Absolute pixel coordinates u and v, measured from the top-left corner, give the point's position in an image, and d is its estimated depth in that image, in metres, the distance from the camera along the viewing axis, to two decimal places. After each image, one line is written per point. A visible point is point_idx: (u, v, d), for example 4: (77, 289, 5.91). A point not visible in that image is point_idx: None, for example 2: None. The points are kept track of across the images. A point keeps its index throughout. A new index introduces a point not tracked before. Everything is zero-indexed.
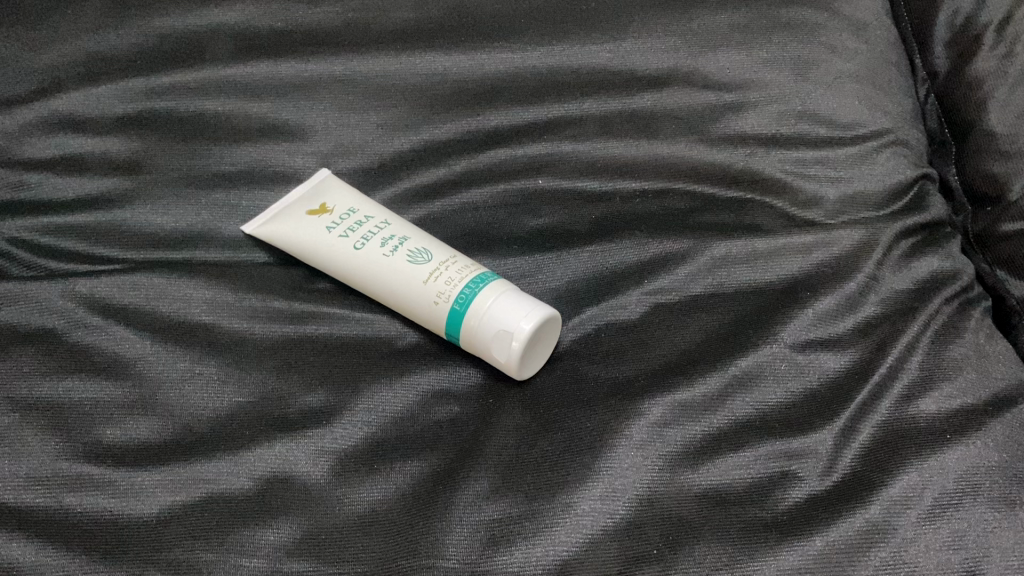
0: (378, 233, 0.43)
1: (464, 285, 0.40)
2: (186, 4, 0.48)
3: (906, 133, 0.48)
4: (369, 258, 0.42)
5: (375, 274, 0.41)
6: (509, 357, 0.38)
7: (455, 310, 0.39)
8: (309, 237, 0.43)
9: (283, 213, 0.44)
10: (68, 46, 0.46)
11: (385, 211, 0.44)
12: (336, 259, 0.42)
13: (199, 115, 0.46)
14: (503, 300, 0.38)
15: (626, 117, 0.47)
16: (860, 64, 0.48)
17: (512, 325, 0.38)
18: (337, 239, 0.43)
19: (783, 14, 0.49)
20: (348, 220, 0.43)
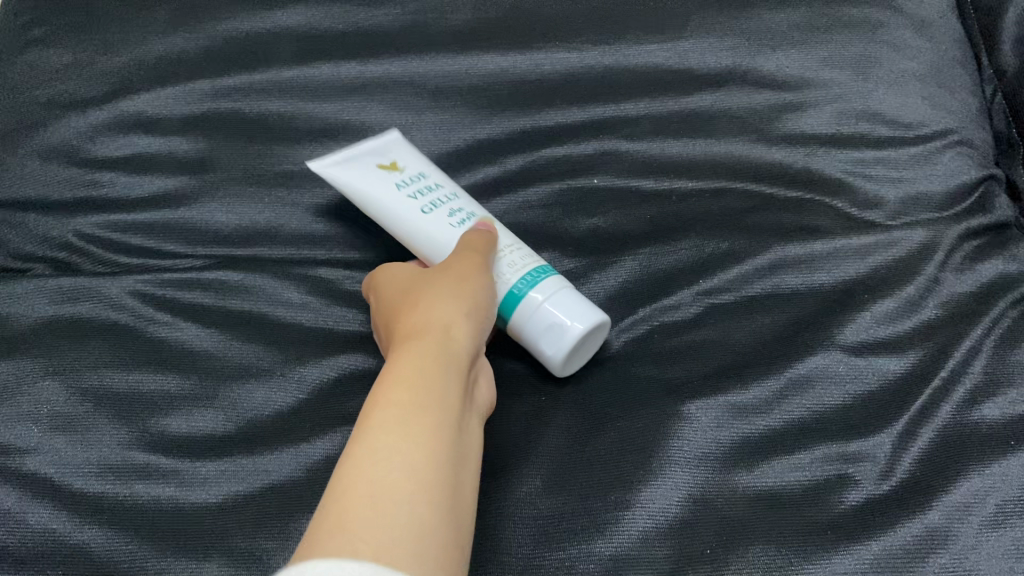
0: (446, 203, 0.43)
1: (525, 274, 0.40)
2: (251, 10, 0.49)
3: (973, 131, 0.46)
4: (434, 223, 0.42)
5: (437, 240, 0.42)
6: (555, 353, 0.38)
7: (514, 291, 0.39)
8: (373, 190, 0.43)
9: (351, 162, 0.44)
10: (140, 49, 0.48)
11: (452, 184, 0.45)
12: (398, 218, 0.42)
13: (263, 116, 0.48)
14: (561, 298, 0.39)
15: (682, 117, 0.47)
16: (924, 63, 0.48)
17: (563, 325, 0.38)
18: (404, 199, 0.43)
19: (843, 12, 0.48)
20: (416, 184, 0.43)
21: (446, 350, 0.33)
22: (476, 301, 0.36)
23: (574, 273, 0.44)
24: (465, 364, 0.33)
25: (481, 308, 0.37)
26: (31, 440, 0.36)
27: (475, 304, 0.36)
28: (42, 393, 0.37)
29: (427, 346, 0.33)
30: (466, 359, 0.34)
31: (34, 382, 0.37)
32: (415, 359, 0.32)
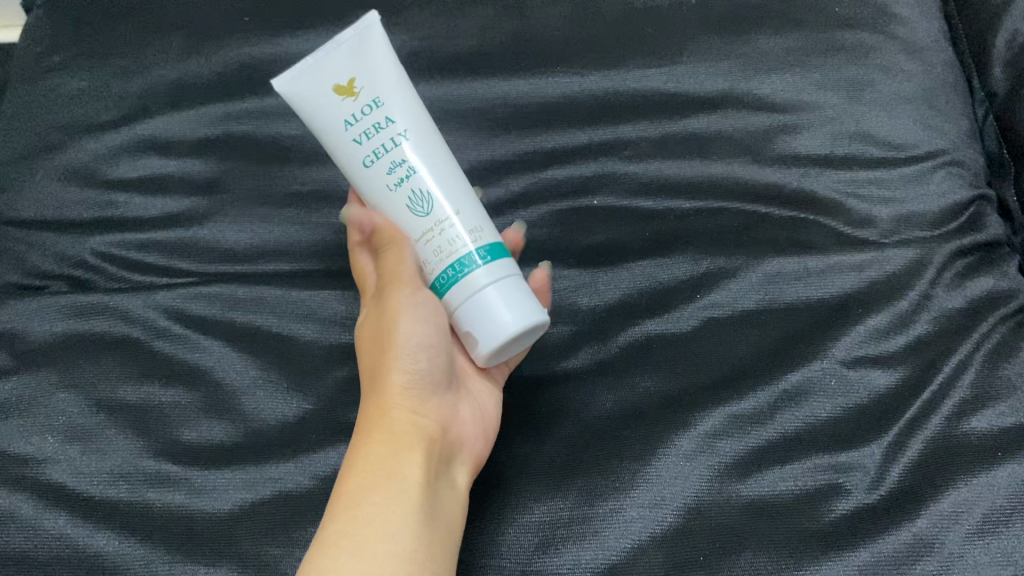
0: (388, 148, 0.38)
1: (452, 261, 0.37)
2: (264, 35, 0.52)
3: (964, 151, 0.48)
4: (371, 179, 0.38)
5: (373, 196, 0.38)
6: (479, 353, 0.36)
7: (449, 278, 0.37)
8: (320, 121, 0.38)
9: (305, 85, 0.38)
10: (155, 74, 0.51)
11: (409, 112, 0.38)
12: (346, 163, 0.38)
13: (273, 138, 0.49)
14: (495, 292, 0.36)
15: (681, 138, 0.48)
16: (916, 85, 0.49)
17: (488, 327, 0.36)
18: (352, 143, 0.38)
19: (834, 37, 0.50)
20: (364, 119, 0.37)
21: (396, 430, 0.35)
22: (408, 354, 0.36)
23: (574, 286, 0.44)
24: (421, 443, 0.35)
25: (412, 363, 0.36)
26: (49, 449, 0.37)
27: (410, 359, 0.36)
28: (58, 405, 0.38)
29: (376, 435, 0.34)
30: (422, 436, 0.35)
31: (51, 394, 0.39)
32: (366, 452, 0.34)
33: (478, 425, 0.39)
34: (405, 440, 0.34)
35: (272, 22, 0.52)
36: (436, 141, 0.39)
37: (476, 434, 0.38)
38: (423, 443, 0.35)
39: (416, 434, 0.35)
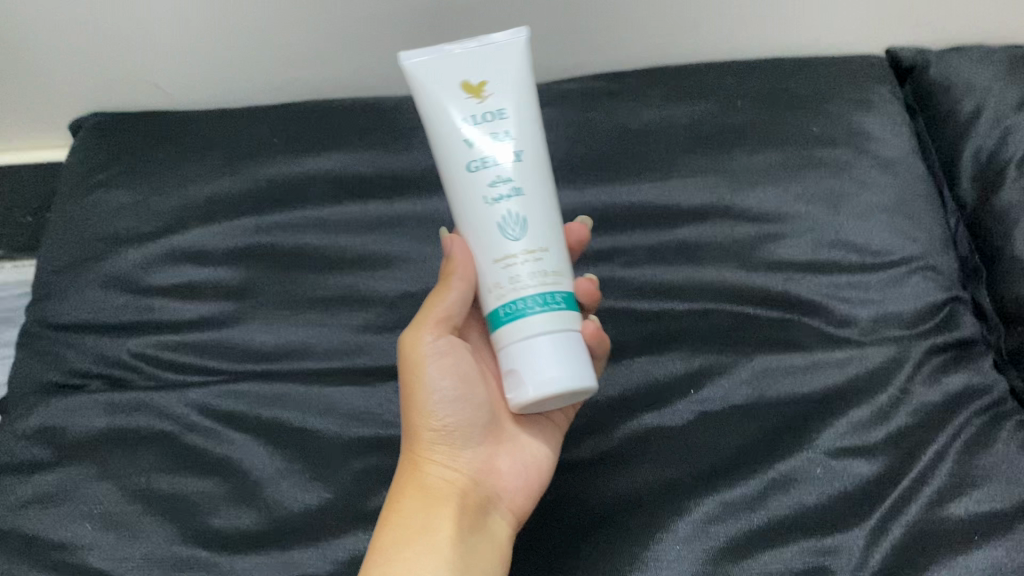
0: (497, 159, 0.38)
1: (528, 295, 0.37)
2: (291, 155, 0.57)
3: (937, 257, 0.51)
4: (468, 184, 0.38)
5: (467, 202, 0.38)
6: (515, 397, 0.36)
7: (508, 313, 0.37)
8: (439, 112, 0.39)
9: (434, 72, 0.38)
10: (191, 191, 0.56)
11: (526, 131, 0.39)
12: (448, 157, 0.39)
13: (298, 248, 0.53)
14: (549, 345, 0.36)
15: (674, 246, 0.52)
16: (890, 197, 0.53)
17: (532, 377, 0.36)
18: (462, 142, 0.38)
19: (812, 153, 0.55)
20: (483, 122, 0.38)
21: (423, 489, 0.39)
22: (432, 414, 0.40)
23: None
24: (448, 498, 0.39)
25: (441, 420, 0.40)
26: (88, 536, 0.41)
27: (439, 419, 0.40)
28: (96, 496, 0.42)
29: (410, 494, 0.39)
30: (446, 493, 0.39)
31: (90, 484, 0.43)
32: (396, 516, 0.39)
33: (521, 472, 0.42)
34: (429, 501, 0.39)
35: (299, 142, 0.57)
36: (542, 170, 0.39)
37: (517, 482, 0.42)
38: (449, 500, 0.39)
39: (441, 491, 0.39)
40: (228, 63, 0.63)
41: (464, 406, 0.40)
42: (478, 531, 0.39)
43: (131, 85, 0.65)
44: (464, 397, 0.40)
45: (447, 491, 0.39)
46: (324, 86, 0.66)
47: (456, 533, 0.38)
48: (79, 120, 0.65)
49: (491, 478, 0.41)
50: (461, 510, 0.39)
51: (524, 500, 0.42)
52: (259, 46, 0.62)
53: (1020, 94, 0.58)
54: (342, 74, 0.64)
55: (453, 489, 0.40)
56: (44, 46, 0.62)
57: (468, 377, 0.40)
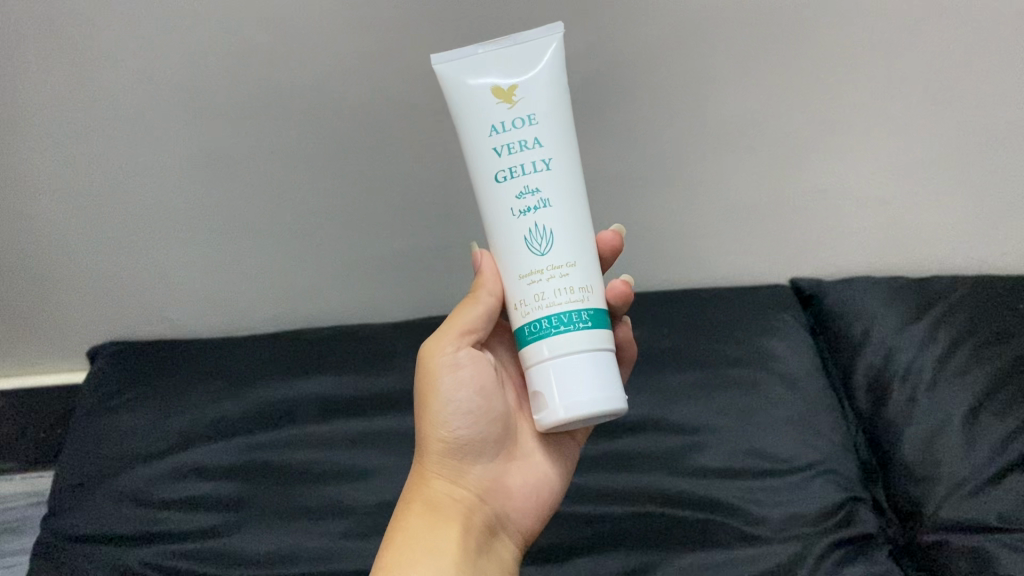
0: (525, 169, 0.41)
1: (552, 314, 0.40)
2: (286, 381, 0.67)
3: (838, 462, 0.60)
4: (498, 195, 0.41)
5: (496, 209, 0.42)
6: (546, 413, 0.39)
7: (543, 329, 0.40)
8: (472, 112, 0.41)
9: (471, 70, 0.41)
10: (197, 412, 0.65)
11: (555, 136, 0.41)
12: (479, 166, 0.42)
13: (288, 463, 0.61)
14: (584, 364, 0.39)
15: (612, 456, 0.61)
16: (795, 410, 0.63)
17: (558, 397, 0.39)
18: (492, 151, 0.41)
19: (725, 374, 0.66)
20: (512, 127, 0.41)
21: (433, 494, 0.46)
22: (449, 428, 0.46)
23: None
24: (457, 503, 0.46)
25: (455, 430, 0.46)
26: None
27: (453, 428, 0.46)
28: None
29: (421, 498, 0.45)
30: (454, 497, 0.46)
31: None
32: (407, 523, 0.44)
33: (519, 490, 0.49)
34: (439, 505, 0.45)
35: (291, 371, 0.68)
36: (572, 178, 0.42)
37: (515, 499, 0.49)
38: (456, 506, 0.45)
39: (450, 501, 0.46)
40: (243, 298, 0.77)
41: (478, 422, 0.47)
42: (482, 536, 0.45)
43: (154, 313, 0.78)
44: (478, 414, 0.47)
45: (454, 501, 0.46)
46: (318, 310, 0.78)
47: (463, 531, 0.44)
48: (106, 343, 0.77)
49: (493, 493, 0.48)
50: (467, 518, 0.45)
51: (520, 517, 0.49)
52: (265, 277, 0.75)
53: (899, 318, 0.69)
54: (335, 297, 0.77)
55: (461, 501, 0.46)
56: (87, 285, 0.75)
57: (485, 395, 0.47)
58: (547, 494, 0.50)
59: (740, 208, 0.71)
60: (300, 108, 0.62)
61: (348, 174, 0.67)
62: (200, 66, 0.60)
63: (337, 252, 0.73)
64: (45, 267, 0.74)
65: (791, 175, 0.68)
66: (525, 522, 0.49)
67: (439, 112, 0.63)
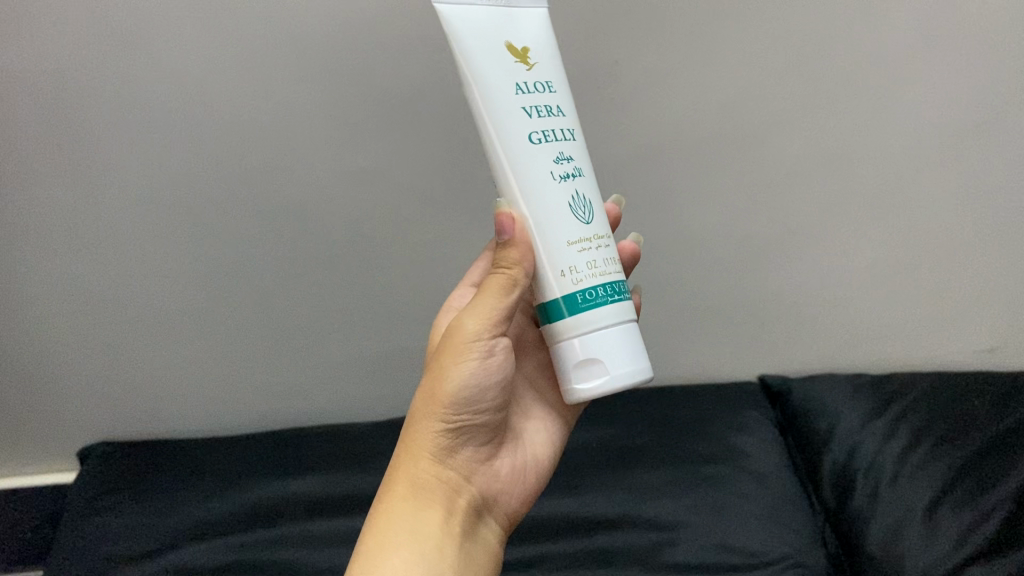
0: (558, 135, 0.41)
1: (605, 283, 0.41)
2: (273, 481, 0.69)
3: (805, 554, 0.62)
4: (535, 158, 0.40)
5: (533, 174, 0.40)
6: (593, 385, 0.40)
7: (585, 300, 0.41)
8: (497, 76, 0.40)
9: (479, 31, 0.40)
10: (185, 512, 0.67)
11: (568, 108, 0.43)
12: (508, 128, 0.40)
13: (273, 561, 0.63)
14: (624, 336, 0.41)
15: (590, 552, 0.64)
16: (764, 504, 0.66)
17: (609, 365, 0.40)
18: (520, 115, 0.40)
19: (698, 470, 0.69)
20: (538, 92, 0.41)
21: (420, 474, 0.46)
22: (454, 413, 0.46)
23: None
24: (443, 486, 0.46)
25: (456, 413, 0.46)
26: None
27: (456, 411, 0.46)
28: None
29: (406, 479, 0.46)
30: (441, 481, 0.46)
31: None
32: (393, 504, 0.45)
33: (505, 473, 0.51)
34: (426, 488, 0.46)
35: (278, 471, 0.71)
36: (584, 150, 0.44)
37: (500, 482, 0.50)
38: (442, 488, 0.46)
39: (439, 483, 0.46)
40: (233, 396, 0.80)
41: (481, 407, 0.47)
42: (465, 519, 0.47)
43: (146, 416, 0.81)
44: (484, 400, 0.47)
45: (444, 483, 0.46)
46: (307, 404, 0.81)
47: (447, 516, 0.45)
48: (96, 446, 0.79)
49: (477, 474, 0.49)
50: (453, 502, 0.46)
51: (500, 496, 0.50)
52: (257, 375, 0.78)
53: (862, 413, 0.72)
54: (323, 393, 0.80)
55: (448, 483, 0.47)
56: (82, 389, 0.78)
57: (496, 381, 0.47)
58: (531, 479, 0.52)
59: (708, 310, 0.75)
60: (291, 219, 0.67)
61: (336, 276, 0.71)
62: (198, 185, 0.64)
63: (325, 347, 0.77)
64: (41, 375, 0.77)
65: (753, 278, 0.72)
66: (505, 502, 0.50)
67: (422, 218, 0.67)
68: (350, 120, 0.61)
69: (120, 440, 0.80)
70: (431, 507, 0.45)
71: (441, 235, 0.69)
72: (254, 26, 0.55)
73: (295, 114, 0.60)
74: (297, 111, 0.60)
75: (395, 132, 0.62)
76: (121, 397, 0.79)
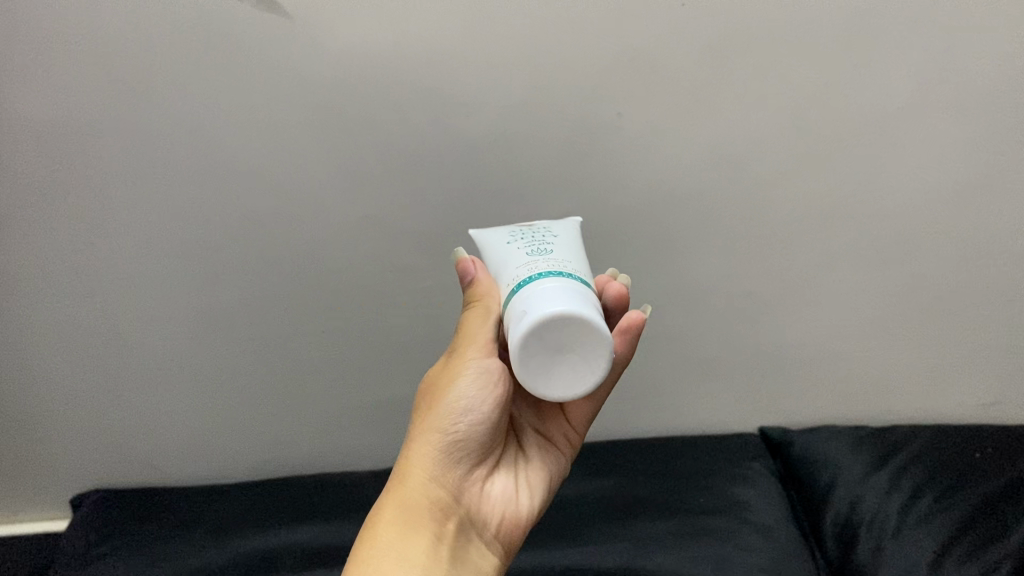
0: (534, 235, 0.47)
1: (537, 271, 0.42)
2: (271, 531, 0.69)
3: None
4: (503, 249, 0.46)
5: (501, 258, 0.46)
6: (514, 342, 0.39)
7: (516, 288, 0.42)
8: (491, 232, 0.49)
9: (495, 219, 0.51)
10: (181, 560, 0.66)
11: (567, 234, 0.48)
12: (492, 252, 0.47)
13: None
14: (544, 290, 0.40)
15: None
16: (766, 557, 0.65)
17: (542, 309, 0.39)
18: (501, 238, 0.48)
19: (700, 521, 0.68)
20: (527, 228, 0.48)
21: (410, 495, 0.46)
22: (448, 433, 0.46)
23: None
24: (433, 507, 0.46)
25: (452, 433, 0.46)
26: None
27: (450, 431, 0.47)
28: None
29: (397, 500, 0.46)
30: (432, 502, 0.46)
31: None
32: (381, 529, 0.45)
33: (502, 497, 0.49)
34: (415, 507, 0.46)
35: (277, 520, 0.70)
36: (580, 249, 0.46)
37: (497, 505, 0.49)
38: (431, 510, 0.46)
39: (430, 503, 0.46)
40: (230, 445, 0.79)
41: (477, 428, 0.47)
42: (456, 540, 0.46)
43: (142, 466, 0.80)
44: (481, 421, 0.46)
45: (432, 507, 0.46)
46: (306, 453, 0.80)
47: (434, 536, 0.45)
48: (92, 494, 0.79)
49: (470, 500, 0.48)
50: (442, 525, 0.46)
51: (497, 523, 0.49)
52: (256, 423, 0.78)
53: (863, 465, 0.72)
54: (322, 443, 0.80)
55: (438, 504, 0.46)
56: (78, 435, 0.77)
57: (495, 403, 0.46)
58: (531, 505, 0.50)
59: (708, 362, 0.75)
60: (294, 267, 0.67)
61: (339, 324, 0.71)
62: (203, 231, 0.64)
63: (325, 396, 0.76)
64: (38, 423, 0.76)
65: (753, 330, 0.73)
66: (506, 528, 0.49)
67: (424, 267, 0.68)
68: (356, 168, 0.61)
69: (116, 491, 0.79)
70: (418, 528, 0.45)
71: (444, 284, 0.69)
72: (262, 75, 0.56)
73: (301, 163, 0.61)
74: (305, 160, 0.61)
75: (401, 181, 0.62)
76: (117, 445, 0.78)
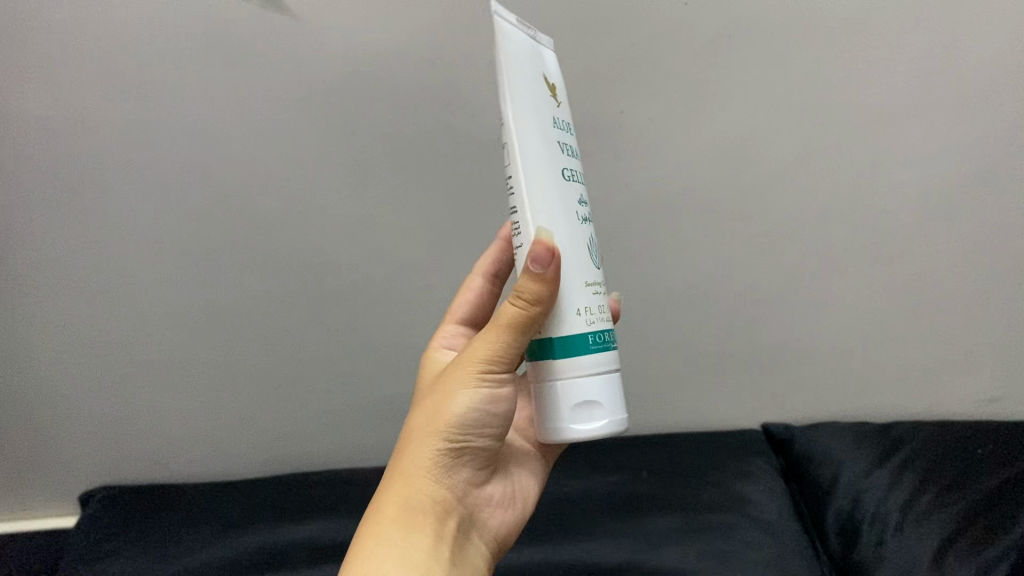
0: (577, 178, 0.42)
1: (607, 328, 0.41)
2: (277, 528, 0.69)
3: None
4: (563, 195, 0.41)
5: (561, 212, 0.40)
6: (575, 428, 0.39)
7: (580, 339, 0.40)
8: (526, 97, 0.40)
9: (516, 46, 0.40)
10: (188, 557, 0.67)
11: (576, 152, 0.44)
12: (541, 159, 0.40)
13: None
14: (608, 385, 0.40)
15: None
16: (770, 552, 0.66)
17: (610, 405, 0.40)
18: (550, 145, 0.40)
19: (703, 518, 0.69)
20: (562, 132, 0.42)
21: (413, 491, 0.44)
22: (457, 431, 0.44)
23: None
24: (438, 505, 0.44)
25: (460, 432, 0.45)
26: None
27: (458, 430, 0.45)
28: None
29: (399, 494, 0.44)
30: (436, 500, 0.44)
31: None
32: (385, 522, 0.43)
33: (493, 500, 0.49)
34: (419, 502, 0.44)
35: (283, 518, 0.70)
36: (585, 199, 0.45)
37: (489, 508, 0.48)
38: (435, 507, 0.44)
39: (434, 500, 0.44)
40: (235, 444, 0.80)
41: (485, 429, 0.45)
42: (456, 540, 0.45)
43: (148, 465, 0.80)
44: (488, 422, 0.45)
45: (437, 504, 0.44)
46: (310, 452, 0.81)
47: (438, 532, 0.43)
48: (95, 491, 0.78)
49: (469, 499, 0.47)
50: (445, 522, 0.44)
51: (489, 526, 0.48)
52: (261, 422, 0.78)
53: (866, 463, 0.72)
54: (325, 443, 0.80)
55: (442, 502, 0.45)
56: (83, 432, 0.78)
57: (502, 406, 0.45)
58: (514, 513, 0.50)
59: (710, 360, 0.75)
60: (300, 266, 0.67)
61: (343, 323, 0.72)
62: (209, 230, 0.65)
63: (329, 395, 0.77)
64: (47, 421, 0.77)
65: (755, 327, 0.73)
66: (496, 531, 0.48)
67: (427, 267, 0.68)
68: (362, 167, 0.62)
69: (119, 487, 0.79)
70: (422, 524, 0.43)
71: (447, 284, 0.69)
72: (270, 75, 0.57)
73: (307, 162, 0.62)
74: (311, 159, 0.61)
75: (406, 180, 0.63)
76: (122, 442, 0.78)
